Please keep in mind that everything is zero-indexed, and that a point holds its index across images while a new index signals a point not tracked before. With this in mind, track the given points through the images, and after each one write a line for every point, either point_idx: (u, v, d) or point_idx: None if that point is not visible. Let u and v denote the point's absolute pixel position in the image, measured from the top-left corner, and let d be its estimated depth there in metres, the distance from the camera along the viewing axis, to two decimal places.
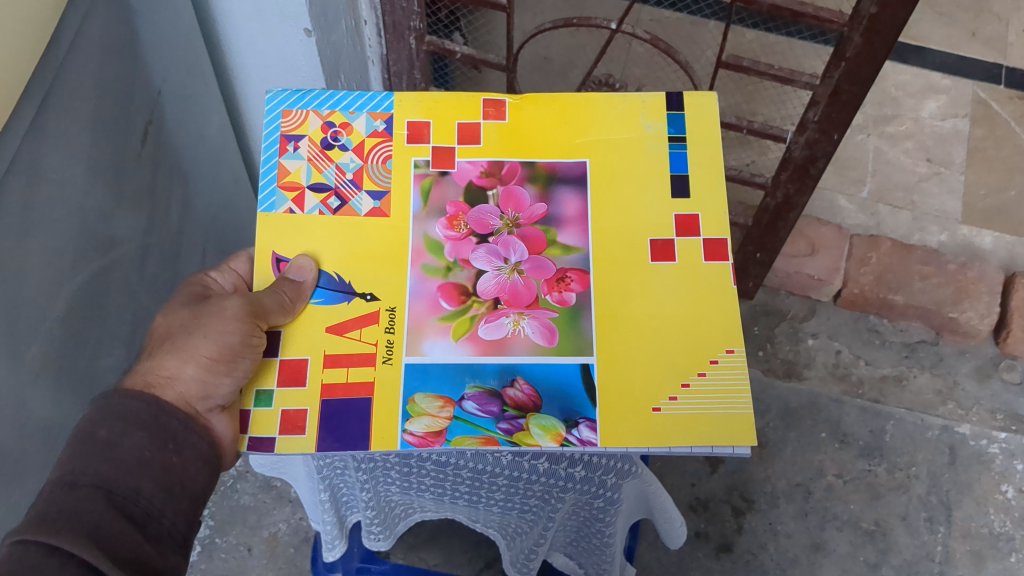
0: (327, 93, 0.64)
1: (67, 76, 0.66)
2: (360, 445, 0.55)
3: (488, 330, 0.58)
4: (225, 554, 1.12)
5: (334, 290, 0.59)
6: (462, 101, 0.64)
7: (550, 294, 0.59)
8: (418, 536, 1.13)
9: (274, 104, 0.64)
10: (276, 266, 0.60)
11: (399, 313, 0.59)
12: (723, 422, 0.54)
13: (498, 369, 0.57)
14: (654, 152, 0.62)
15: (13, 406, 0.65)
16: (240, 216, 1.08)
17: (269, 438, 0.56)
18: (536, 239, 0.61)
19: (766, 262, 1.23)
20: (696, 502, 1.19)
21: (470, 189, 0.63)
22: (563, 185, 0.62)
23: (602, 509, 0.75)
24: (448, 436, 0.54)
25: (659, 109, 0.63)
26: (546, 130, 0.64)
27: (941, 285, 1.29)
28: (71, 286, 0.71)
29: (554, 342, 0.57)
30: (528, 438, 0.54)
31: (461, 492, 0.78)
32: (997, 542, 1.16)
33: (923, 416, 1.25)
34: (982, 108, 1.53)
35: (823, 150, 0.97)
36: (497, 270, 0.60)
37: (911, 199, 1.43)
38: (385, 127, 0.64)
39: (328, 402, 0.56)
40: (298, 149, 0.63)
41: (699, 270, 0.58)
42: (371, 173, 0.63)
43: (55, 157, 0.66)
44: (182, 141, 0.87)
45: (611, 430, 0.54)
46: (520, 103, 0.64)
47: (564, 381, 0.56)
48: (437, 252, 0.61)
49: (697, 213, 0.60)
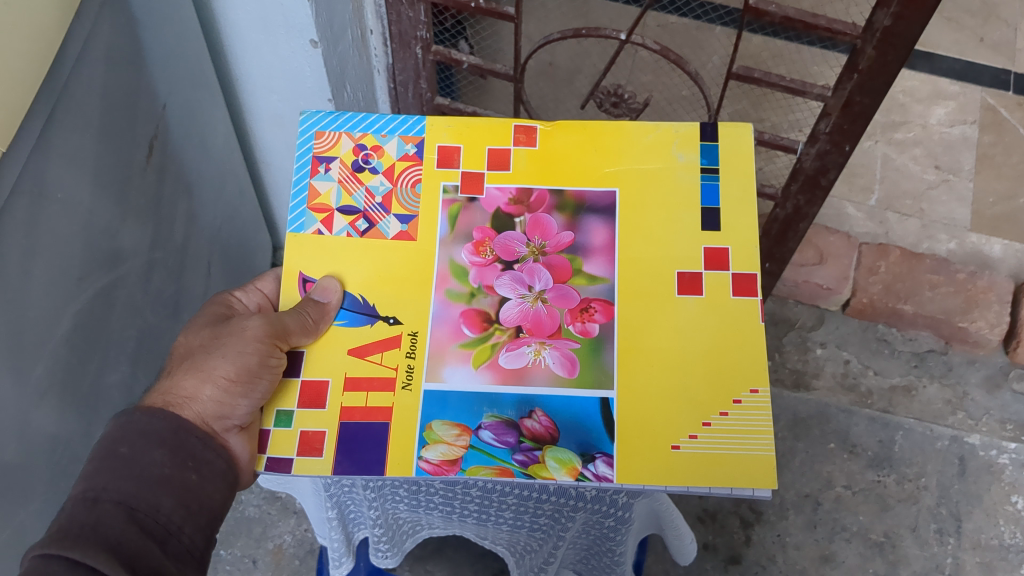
0: (361, 116, 0.64)
1: (72, 91, 0.65)
2: (376, 470, 0.54)
3: (509, 358, 0.57)
4: (229, 566, 1.11)
5: (358, 312, 0.59)
6: (493, 126, 0.62)
7: (572, 324, 0.58)
8: (425, 548, 1.13)
9: (307, 126, 0.63)
10: (303, 286, 0.60)
11: (421, 338, 0.58)
12: (741, 463, 0.53)
13: (517, 400, 0.56)
14: (685, 184, 0.60)
15: (18, 426, 0.65)
16: (245, 228, 1.08)
17: (286, 458, 0.55)
18: (562, 267, 0.60)
19: (774, 272, 1.22)
20: (704, 513, 1.18)
21: (498, 215, 0.62)
22: (590, 215, 0.61)
23: (613, 528, 0.75)
24: (463, 465, 0.53)
25: (692, 139, 0.61)
26: (576, 157, 0.62)
27: (951, 294, 1.29)
28: (76, 305, 0.70)
29: (575, 374, 0.56)
30: (543, 471, 0.53)
31: (470, 510, 0.77)
32: (1006, 554, 1.15)
33: (932, 426, 1.24)
34: (990, 115, 1.52)
35: (834, 161, 0.97)
36: (521, 298, 0.59)
37: (920, 206, 1.42)
38: (416, 151, 0.63)
39: (346, 425, 0.55)
40: (329, 171, 0.62)
41: (727, 305, 0.57)
42: (400, 197, 0.62)
43: (60, 175, 0.65)
44: (187, 154, 0.86)
45: (627, 466, 0.53)
46: (551, 130, 0.63)
47: (583, 414, 0.55)
48: (461, 277, 0.60)
49: (726, 246, 0.59)
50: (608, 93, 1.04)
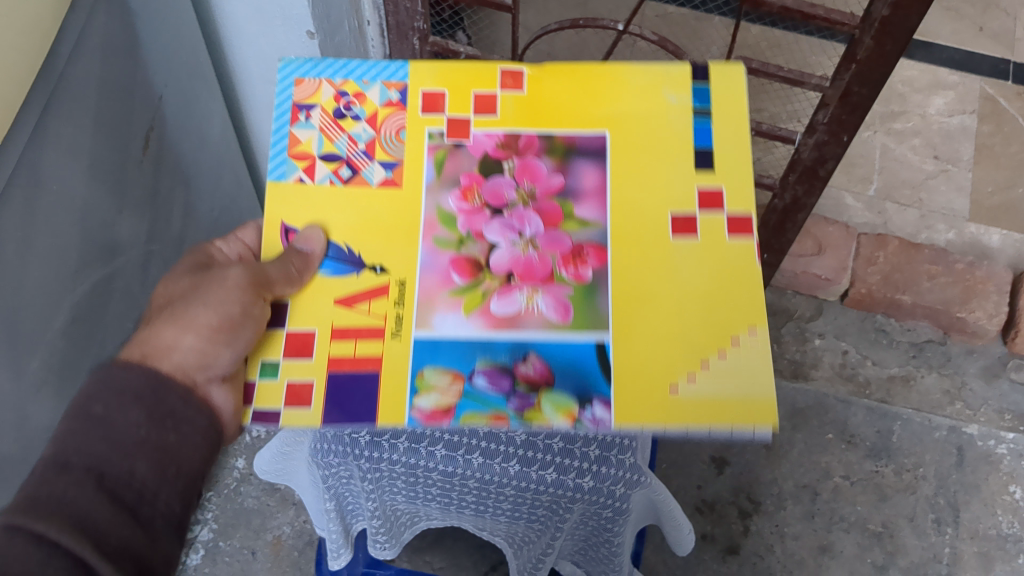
0: (341, 62, 0.59)
1: (68, 82, 0.65)
2: (366, 420, 0.51)
3: (500, 304, 0.53)
4: (229, 558, 1.12)
5: (343, 261, 0.55)
6: (477, 70, 0.59)
7: (565, 269, 0.54)
8: (424, 539, 1.13)
9: (287, 72, 0.59)
10: (286, 237, 0.56)
11: (409, 287, 0.54)
12: (740, 405, 0.50)
13: (510, 345, 0.52)
14: (677, 124, 0.57)
15: (14, 418, 0.65)
16: (242, 219, 1.08)
17: (274, 411, 0.51)
18: (553, 213, 0.56)
19: (772, 262, 1.22)
20: (702, 504, 1.18)
21: (486, 161, 0.58)
22: (580, 158, 0.57)
23: (610, 519, 0.75)
24: (458, 413, 0.51)
25: (684, 81, 0.58)
26: (564, 101, 0.58)
27: (949, 285, 1.29)
28: (73, 297, 0.70)
29: (569, 319, 0.53)
30: (539, 416, 0.50)
31: (468, 502, 0.77)
32: (1005, 544, 1.15)
33: (930, 416, 1.24)
34: (990, 104, 1.52)
35: (832, 152, 0.96)
36: (511, 244, 0.56)
37: (919, 196, 1.42)
38: (399, 97, 0.59)
39: (335, 376, 0.52)
40: (310, 118, 0.58)
41: (723, 248, 0.54)
42: (384, 144, 0.58)
43: (56, 167, 0.65)
44: (183, 145, 0.86)
45: (626, 408, 0.50)
46: (539, 74, 0.59)
47: (577, 359, 0.52)
48: (449, 224, 0.56)
49: (720, 187, 0.55)
50: None
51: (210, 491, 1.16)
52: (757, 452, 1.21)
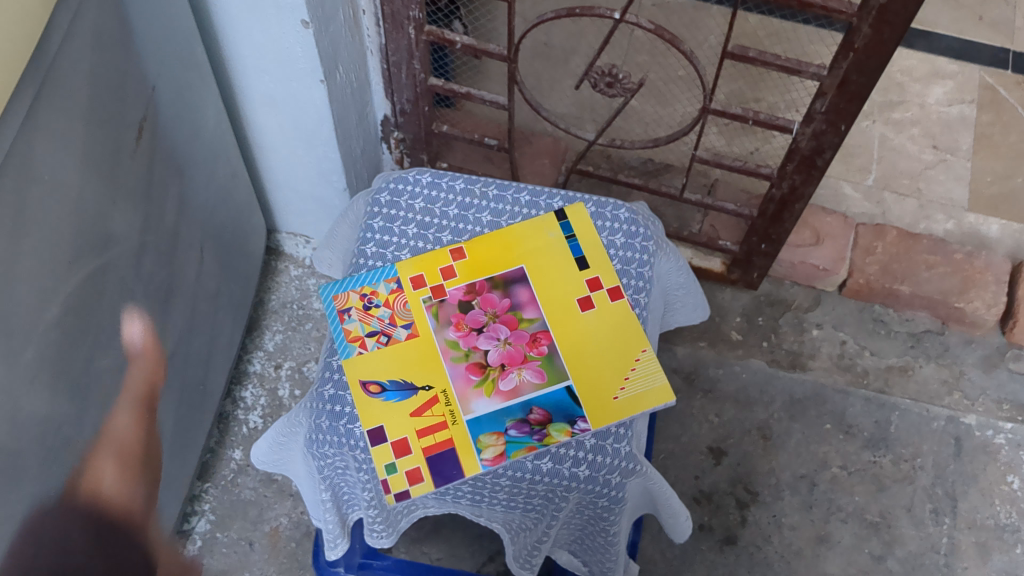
0: (352, 278, 0.78)
1: (59, 72, 0.65)
2: (457, 475, 0.68)
3: (504, 384, 0.72)
4: (226, 549, 1.12)
5: (402, 388, 0.71)
6: (433, 254, 0.79)
7: (533, 351, 0.74)
8: (421, 530, 1.13)
9: (327, 294, 0.77)
10: (366, 390, 0.71)
11: (449, 393, 0.71)
12: (650, 389, 0.73)
13: (520, 405, 0.71)
14: (558, 247, 0.80)
15: (7, 410, 0.65)
16: (237, 210, 1.07)
17: (403, 491, 0.68)
18: (511, 319, 0.75)
19: (770, 253, 1.21)
20: (700, 494, 1.17)
21: (461, 304, 0.76)
22: (516, 284, 0.78)
23: (606, 508, 0.75)
24: (508, 453, 0.69)
25: (552, 223, 0.82)
26: (495, 254, 0.80)
27: (948, 275, 1.28)
28: (67, 288, 0.70)
29: (544, 377, 0.72)
30: (551, 438, 0.70)
31: (464, 492, 0.77)
32: (1002, 533, 1.15)
33: (928, 406, 1.24)
34: (989, 94, 1.51)
35: (829, 141, 0.96)
36: (498, 345, 0.74)
37: (917, 185, 1.42)
38: (396, 287, 0.77)
39: (431, 458, 0.69)
40: (349, 317, 0.75)
41: (611, 308, 0.77)
42: (402, 314, 0.76)
43: (47, 157, 0.65)
44: (177, 135, 0.85)
45: (597, 416, 0.71)
46: (471, 246, 0.80)
47: (554, 399, 0.72)
48: (456, 348, 0.74)
49: (597, 274, 0.79)
50: (603, 73, 0.98)
51: (207, 482, 1.16)
52: (755, 442, 1.21)
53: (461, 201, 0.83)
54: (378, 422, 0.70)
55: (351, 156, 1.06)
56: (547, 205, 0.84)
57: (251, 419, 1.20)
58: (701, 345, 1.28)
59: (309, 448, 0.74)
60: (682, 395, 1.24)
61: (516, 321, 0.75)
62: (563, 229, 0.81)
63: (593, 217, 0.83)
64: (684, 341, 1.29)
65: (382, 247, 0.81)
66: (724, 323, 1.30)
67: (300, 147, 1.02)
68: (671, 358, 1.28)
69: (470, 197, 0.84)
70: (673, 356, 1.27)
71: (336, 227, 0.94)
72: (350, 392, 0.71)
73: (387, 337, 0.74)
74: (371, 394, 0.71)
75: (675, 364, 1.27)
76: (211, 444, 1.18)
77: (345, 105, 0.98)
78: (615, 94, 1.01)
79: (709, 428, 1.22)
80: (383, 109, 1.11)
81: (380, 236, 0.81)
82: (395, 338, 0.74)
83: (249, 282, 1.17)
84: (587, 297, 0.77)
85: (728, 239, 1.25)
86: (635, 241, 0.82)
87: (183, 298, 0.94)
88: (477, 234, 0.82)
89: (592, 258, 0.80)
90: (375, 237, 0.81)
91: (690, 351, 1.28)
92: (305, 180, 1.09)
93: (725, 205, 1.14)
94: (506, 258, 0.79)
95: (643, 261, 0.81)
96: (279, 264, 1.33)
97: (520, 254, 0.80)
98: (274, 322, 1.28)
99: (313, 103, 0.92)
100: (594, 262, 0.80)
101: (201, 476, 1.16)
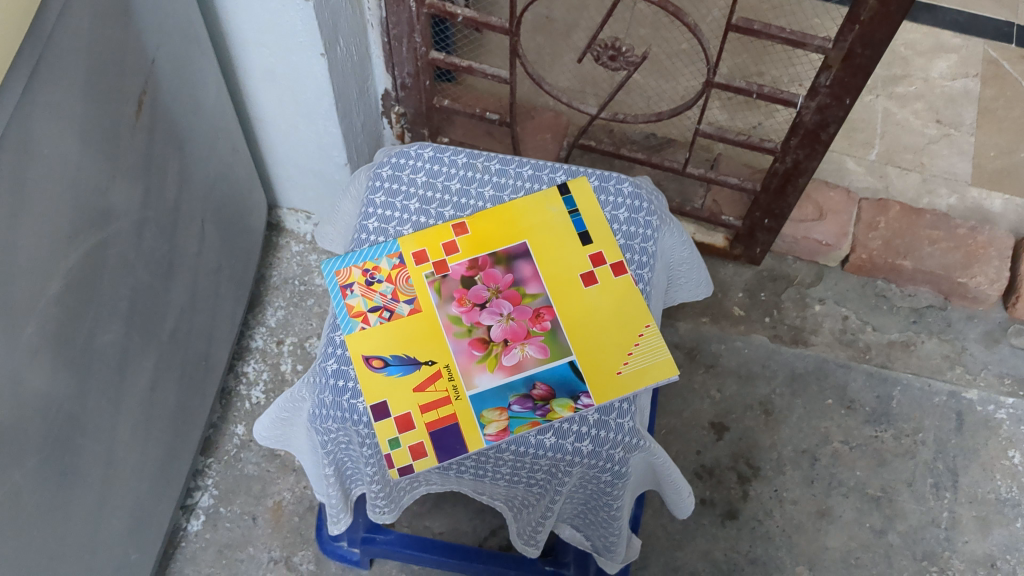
0: (355, 252, 0.78)
1: (57, 45, 0.64)
2: (461, 450, 0.68)
3: (508, 359, 0.72)
4: (230, 524, 1.12)
5: (405, 363, 0.71)
6: (436, 229, 0.79)
7: (535, 326, 0.74)
8: (424, 505, 1.13)
9: (329, 269, 0.77)
10: (369, 365, 0.71)
11: (452, 368, 0.71)
12: (654, 364, 0.73)
13: (524, 380, 0.71)
14: (560, 222, 0.80)
15: (11, 384, 0.65)
16: (238, 185, 1.07)
17: (407, 465, 0.68)
18: (513, 295, 0.75)
19: (773, 228, 1.21)
20: (702, 469, 1.18)
21: (464, 279, 0.76)
22: (518, 259, 0.77)
23: (609, 483, 0.75)
24: (511, 429, 0.69)
25: (555, 197, 0.81)
26: (498, 228, 0.79)
27: (951, 250, 1.28)
28: (67, 263, 0.70)
29: (547, 352, 0.72)
30: (553, 414, 0.70)
31: (467, 467, 0.77)
32: (1003, 507, 1.16)
33: (930, 381, 1.24)
34: (993, 68, 1.50)
35: (834, 115, 0.95)
36: (501, 320, 0.74)
37: (921, 160, 1.41)
38: (399, 261, 0.77)
39: (436, 432, 0.69)
40: (351, 292, 0.75)
41: (614, 283, 0.77)
42: (404, 288, 0.75)
43: (45, 131, 0.64)
44: (177, 110, 0.85)
45: (600, 391, 0.71)
46: (474, 220, 0.80)
47: (558, 374, 0.72)
48: (459, 322, 0.73)
49: (600, 250, 0.79)
50: (606, 47, 0.97)
51: (209, 458, 1.16)
52: (757, 417, 1.21)
53: (464, 176, 0.83)
54: (382, 397, 0.70)
55: (351, 131, 1.05)
56: (549, 179, 0.84)
57: (254, 394, 1.20)
58: (703, 321, 1.28)
59: (312, 423, 0.74)
60: (684, 370, 1.24)
61: (519, 296, 0.75)
62: (566, 204, 0.81)
63: (596, 191, 0.83)
64: (686, 317, 1.29)
65: (384, 222, 0.80)
66: (726, 299, 1.30)
67: (302, 122, 1.01)
68: (672, 334, 1.28)
69: (472, 171, 0.83)
70: (674, 331, 1.27)
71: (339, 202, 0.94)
72: (354, 368, 0.71)
73: (390, 312, 0.74)
74: (374, 367, 0.71)
75: (677, 340, 1.26)
76: (213, 420, 1.18)
77: (346, 79, 0.97)
78: (618, 68, 1.00)
79: (711, 403, 1.22)
80: (384, 84, 1.10)
81: (381, 211, 0.81)
82: (397, 314, 0.74)
83: (250, 258, 1.17)
84: (590, 273, 0.77)
85: (731, 215, 1.25)
86: (638, 215, 0.81)
87: (184, 274, 0.94)
88: (479, 209, 0.81)
89: (595, 233, 0.80)
90: (377, 212, 0.81)
91: (692, 327, 1.28)
92: (306, 155, 1.09)
93: (728, 180, 1.14)
94: (509, 233, 0.79)
95: (647, 236, 0.81)
96: (280, 240, 1.33)
97: (523, 228, 0.79)
98: (276, 298, 1.28)
99: (314, 77, 0.91)
100: (597, 237, 0.79)
101: (204, 451, 1.16)
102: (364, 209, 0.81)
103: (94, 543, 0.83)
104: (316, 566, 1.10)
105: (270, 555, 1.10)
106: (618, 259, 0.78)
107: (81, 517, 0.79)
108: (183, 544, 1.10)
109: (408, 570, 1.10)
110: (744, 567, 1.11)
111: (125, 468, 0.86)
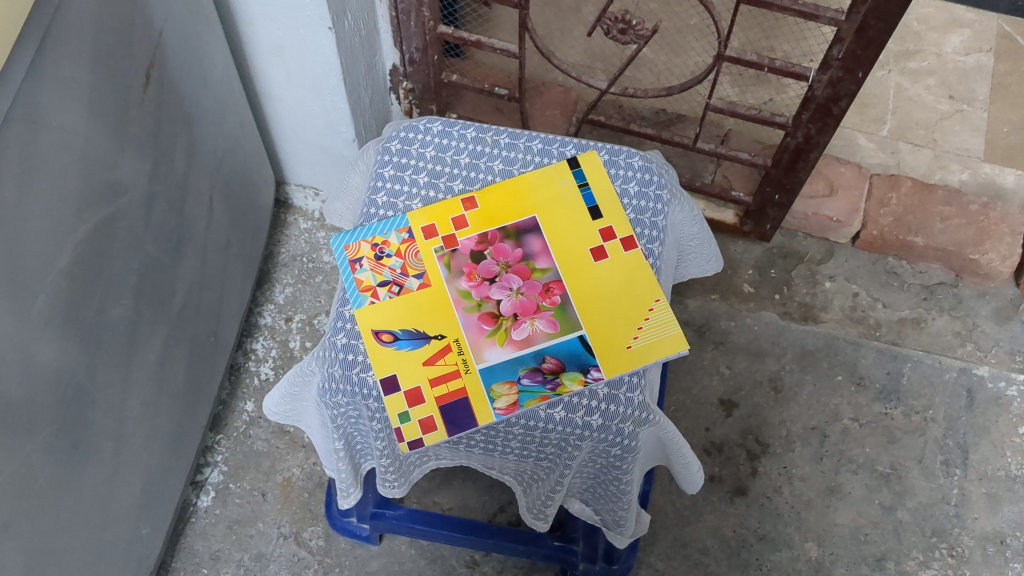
0: (365, 226, 0.78)
1: (65, 16, 0.63)
2: (471, 424, 0.68)
3: (517, 333, 0.71)
4: (239, 500, 1.12)
5: (415, 338, 0.71)
6: (445, 203, 0.79)
7: (544, 300, 0.73)
8: (432, 481, 1.14)
9: (338, 243, 0.77)
10: (378, 339, 0.71)
11: (462, 342, 0.71)
12: (665, 338, 0.72)
13: (534, 353, 0.71)
14: (570, 196, 0.79)
15: (22, 357, 0.65)
16: (246, 161, 1.07)
17: (417, 439, 0.68)
18: (523, 270, 0.75)
19: (783, 204, 1.20)
20: (710, 446, 1.18)
21: (473, 254, 0.76)
22: (528, 234, 0.77)
23: (618, 457, 0.75)
24: (522, 403, 0.69)
25: (565, 171, 0.81)
26: (508, 204, 0.79)
27: (962, 226, 1.28)
28: (77, 237, 0.69)
29: (557, 327, 0.72)
30: (563, 388, 0.70)
31: (476, 441, 0.76)
32: (1013, 484, 1.16)
33: (941, 358, 1.23)
34: (1007, 43, 1.49)
35: (847, 89, 0.95)
36: (509, 294, 0.73)
37: (933, 136, 1.40)
38: (407, 236, 0.77)
39: (445, 405, 0.69)
40: (361, 266, 0.75)
41: (624, 258, 0.76)
42: (414, 264, 0.75)
43: (53, 102, 0.64)
44: (185, 85, 0.85)
45: (609, 365, 0.70)
46: (484, 194, 0.79)
47: (568, 347, 0.71)
48: (468, 297, 0.73)
49: (610, 224, 0.78)
50: (616, 20, 0.96)
51: (219, 434, 1.16)
52: (766, 394, 1.21)
53: (473, 150, 0.82)
54: (392, 371, 0.70)
55: (359, 107, 1.05)
56: (559, 153, 0.83)
57: (263, 371, 1.21)
58: (712, 297, 1.28)
59: (322, 397, 0.74)
60: (694, 347, 1.24)
61: (528, 270, 0.75)
62: (576, 177, 0.81)
63: (605, 165, 0.82)
64: (695, 294, 1.28)
65: (393, 196, 0.80)
66: (736, 276, 1.30)
67: (310, 98, 1.01)
68: (682, 311, 1.27)
69: (481, 145, 0.83)
70: (684, 308, 1.27)
71: (347, 177, 0.93)
72: (363, 341, 0.71)
73: (399, 287, 0.74)
74: (384, 342, 0.71)
75: (686, 317, 1.26)
76: (223, 397, 1.19)
77: (354, 53, 0.97)
78: (628, 41, 0.99)
79: (720, 380, 1.22)
80: (392, 59, 1.09)
81: (390, 185, 0.80)
82: (407, 288, 0.74)
83: (258, 235, 1.17)
84: (600, 248, 0.76)
85: (741, 190, 1.25)
86: (649, 189, 0.81)
87: (193, 250, 0.94)
88: (488, 182, 0.81)
89: (604, 207, 0.79)
90: (386, 185, 0.80)
91: (701, 304, 1.28)
92: (314, 131, 1.08)
93: (738, 155, 1.13)
94: (518, 207, 0.78)
95: (657, 210, 0.80)
96: (288, 218, 1.32)
97: (533, 203, 0.79)
98: (284, 275, 1.28)
99: (322, 51, 0.91)
100: (607, 211, 0.79)
101: (213, 428, 1.17)
102: (373, 183, 0.81)
103: (106, 516, 0.84)
104: (325, 542, 1.10)
105: (280, 530, 1.11)
106: (628, 233, 0.78)
107: (91, 491, 0.80)
108: (193, 519, 1.11)
109: (417, 546, 1.10)
110: (752, 544, 1.11)
111: (135, 443, 0.87)
